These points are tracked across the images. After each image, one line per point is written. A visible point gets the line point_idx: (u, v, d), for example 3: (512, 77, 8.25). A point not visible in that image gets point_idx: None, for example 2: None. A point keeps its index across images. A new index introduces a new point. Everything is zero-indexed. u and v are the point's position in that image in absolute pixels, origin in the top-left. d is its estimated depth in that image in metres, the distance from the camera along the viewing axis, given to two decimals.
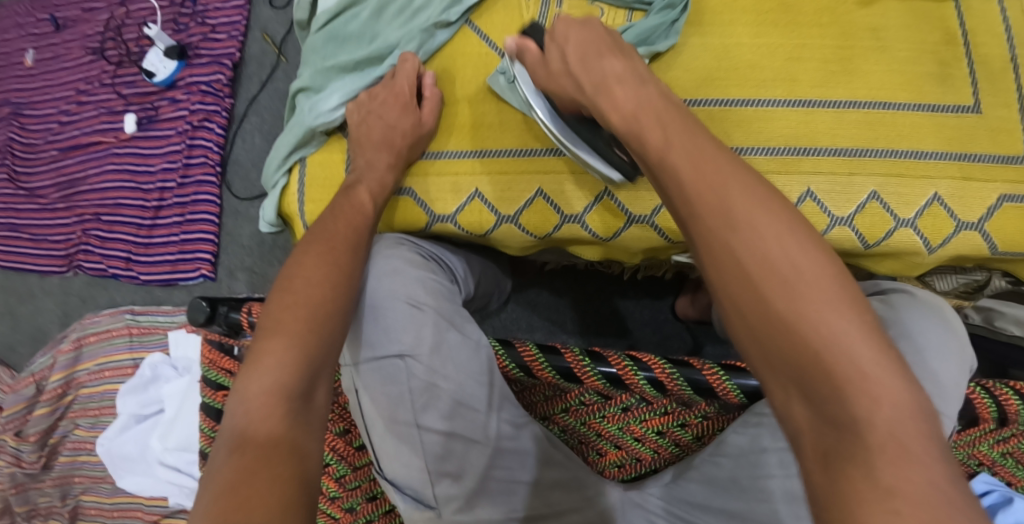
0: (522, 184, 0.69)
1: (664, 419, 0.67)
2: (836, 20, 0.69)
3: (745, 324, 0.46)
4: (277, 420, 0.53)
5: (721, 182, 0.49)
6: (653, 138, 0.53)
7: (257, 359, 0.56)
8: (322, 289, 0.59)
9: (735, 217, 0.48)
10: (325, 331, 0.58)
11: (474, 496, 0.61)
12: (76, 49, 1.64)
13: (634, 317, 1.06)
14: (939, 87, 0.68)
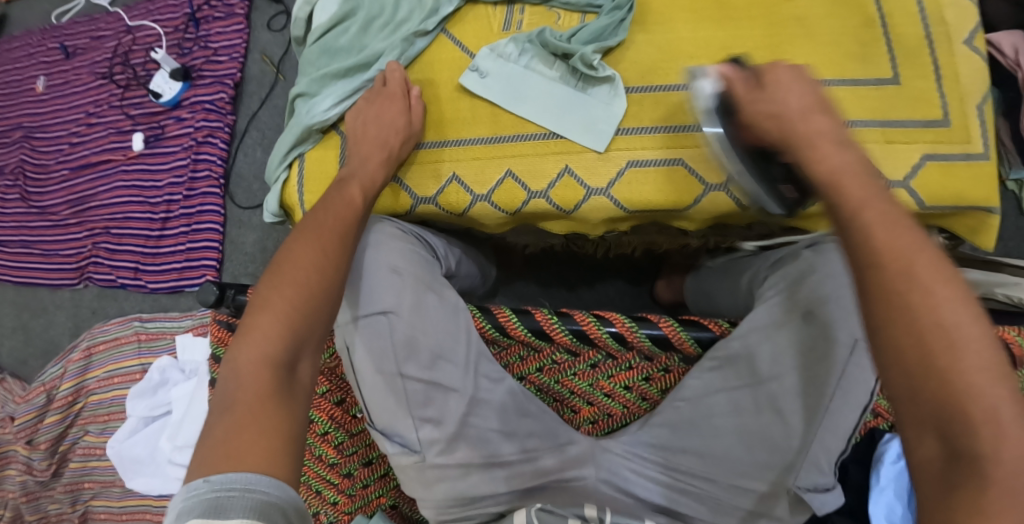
0: (493, 167, 0.78)
1: (629, 373, 0.76)
2: (765, 14, 0.79)
3: (911, 370, 0.49)
4: (263, 385, 0.59)
5: (908, 245, 0.52)
6: (853, 191, 0.55)
7: (248, 333, 0.61)
8: (308, 273, 0.65)
9: (922, 276, 0.50)
10: (308, 314, 0.63)
11: (453, 439, 0.71)
12: (86, 74, 1.75)
13: (620, 301, 1.14)
14: (861, 65, 0.77)
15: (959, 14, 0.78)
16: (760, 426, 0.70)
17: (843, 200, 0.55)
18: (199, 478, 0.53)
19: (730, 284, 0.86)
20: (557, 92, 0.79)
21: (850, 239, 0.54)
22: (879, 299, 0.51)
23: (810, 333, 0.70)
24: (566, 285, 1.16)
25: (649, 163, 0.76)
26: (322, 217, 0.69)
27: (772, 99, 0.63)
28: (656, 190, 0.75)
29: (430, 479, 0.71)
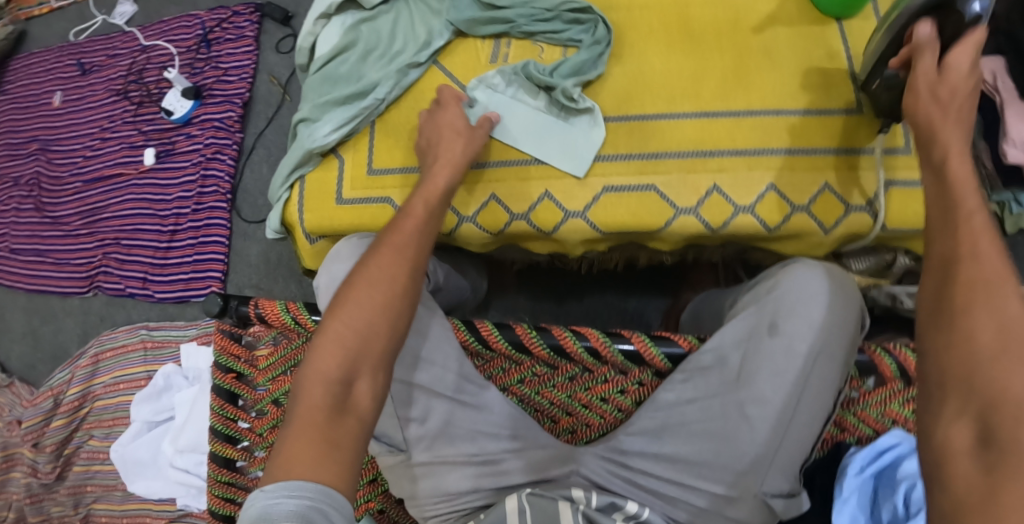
0: (478, 191, 0.84)
1: (605, 386, 0.82)
2: (733, 45, 0.83)
3: (951, 366, 0.52)
4: (322, 401, 0.62)
5: (983, 246, 0.54)
6: (967, 196, 0.57)
7: (320, 350, 0.65)
8: (375, 291, 0.67)
9: (1000, 271, 0.53)
10: (375, 338, 0.66)
11: (437, 438, 0.78)
12: (101, 91, 1.82)
13: (610, 322, 1.18)
14: (824, 95, 0.80)
15: None
16: (725, 428, 0.75)
17: (960, 197, 0.57)
18: (257, 490, 0.57)
19: (715, 306, 0.91)
20: (536, 121, 0.85)
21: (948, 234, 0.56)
22: (942, 303, 0.54)
23: (773, 347, 0.75)
24: (558, 306, 1.20)
25: (624, 188, 0.80)
26: (386, 235, 0.72)
27: (951, 87, 0.63)
28: (631, 213, 0.80)
29: (416, 475, 0.78)
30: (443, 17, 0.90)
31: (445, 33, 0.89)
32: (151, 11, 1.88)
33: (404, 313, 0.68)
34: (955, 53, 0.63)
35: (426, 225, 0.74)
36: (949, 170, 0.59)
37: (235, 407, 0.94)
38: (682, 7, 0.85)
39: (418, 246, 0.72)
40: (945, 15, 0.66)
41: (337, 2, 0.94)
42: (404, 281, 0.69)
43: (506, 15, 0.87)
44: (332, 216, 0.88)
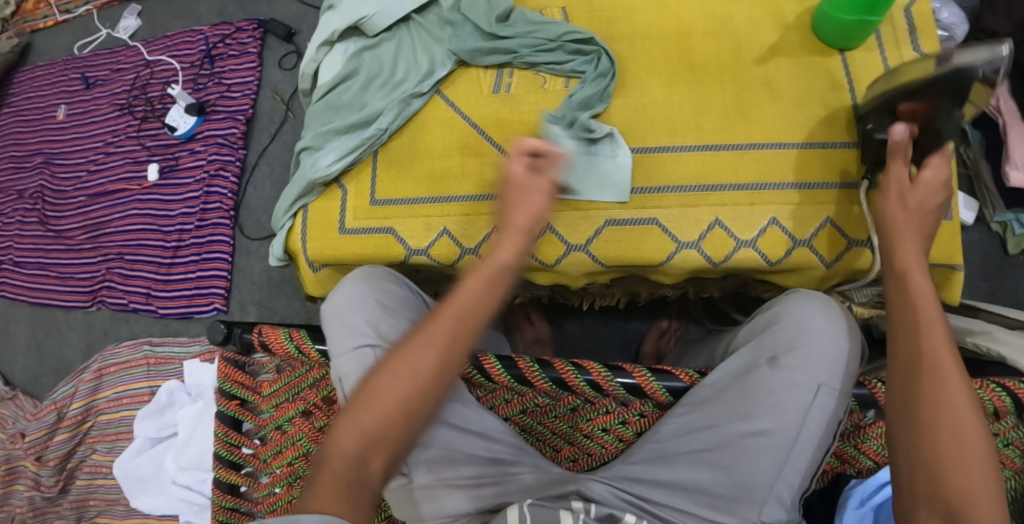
0: (481, 223, 0.85)
1: (607, 417, 0.82)
2: (736, 76, 0.84)
3: (918, 466, 0.60)
4: (340, 475, 0.62)
5: (939, 355, 0.62)
6: (926, 310, 0.65)
7: (346, 419, 0.65)
8: (414, 371, 0.66)
9: (954, 380, 0.61)
10: (396, 421, 0.65)
11: (439, 461, 0.76)
12: (106, 105, 1.83)
13: (609, 355, 1.19)
14: (826, 129, 0.82)
15: None
16: (727, 459, 0.74)
17: (916, 309, 0.65)
18: None
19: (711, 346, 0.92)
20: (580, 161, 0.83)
21: (907, 344, 0.64)
22: (909, 411, 0.62)
23: (771, 378, 0.75)
24: (554, 342, 1.20)
25: (626, 222, 0.82)
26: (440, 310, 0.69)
27: (918, 198, 0.71)
28: (633, 248, 0.81)
29: (418, 499, 0.76)
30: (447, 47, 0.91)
31: (450, 62, 0.90)
32: (154, 25, 1.88)
33: (428, 400, 0.66)
34: (931, 168, 0.72)
35: (482, 303, 0.69)
36: (910, 282, 0.67)
37: (239, 433, 0.94)
38: (684, 38, 0.87)
39: (460, 334, 0.67)
40: (925, 124, 0.74)
41: (339, 29, 0.94)
42: (432, 370, 0.66)
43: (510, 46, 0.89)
44: (335, 246, 0.89)
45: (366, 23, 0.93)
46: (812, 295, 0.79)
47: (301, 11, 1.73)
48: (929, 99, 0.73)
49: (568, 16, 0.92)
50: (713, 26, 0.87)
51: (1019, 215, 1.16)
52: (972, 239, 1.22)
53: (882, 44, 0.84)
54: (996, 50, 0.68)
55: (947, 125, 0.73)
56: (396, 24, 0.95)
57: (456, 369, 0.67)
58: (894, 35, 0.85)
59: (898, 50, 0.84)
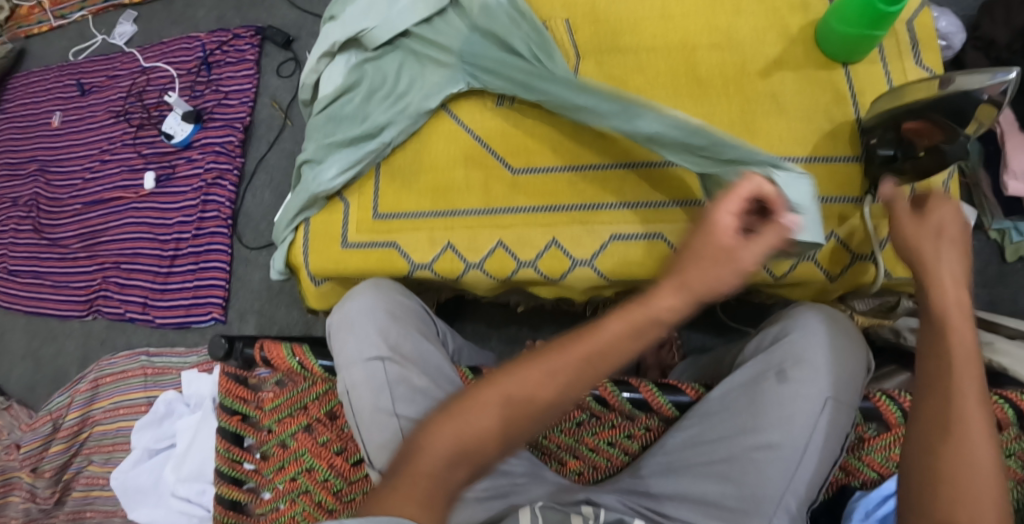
0: (484, 238, 0.85)
1: (612, 431, 0.82)
2: (741, 90, 0.87)
3: (927, 489, 0.61)
4: (421, 481, 0.60)
5: (966, 394, 0.62)
6: (959, 359, 0.64)
7: (439, 423, 0.64)
8: (530, 394, 0.64)
9: (975, 413, 0.62)
10: (494, 438, 0.63)
11: None
12: (101, 112, 1.81)
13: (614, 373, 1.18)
14: (830, 142, 0.84)
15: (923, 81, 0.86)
16: (736, 471, 0.73)
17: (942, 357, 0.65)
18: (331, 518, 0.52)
19: (718, 361, 0.92)
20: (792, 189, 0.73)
21: (933, 387, 0.64)
22: (930, 451, 0.62)
23: (780, 391, 0.74)
24: None
25: (630, 237, 0.81)
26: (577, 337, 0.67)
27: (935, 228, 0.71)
28: (638, 263, 0.81)
29: None
30: (448, 64, 0.91)
31: (461, 82, 0.90)
32: (151, 32, 1.87)
33: (528, 428, 0.64)
34: (937, 203, 0.71)
35: (628, 345, 0.65)
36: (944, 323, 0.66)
37: (240, 449, 0.94)
38: (689, 51, 0.90)
39: (583, 372, 0.65)
40: (932, 146, 0.77)
41: (340, 41, 0.94)
42: (551, 396, 0.64)
43: (504, 63, 0.87)
44: (338, 260, 0.89)
45: (366, 35, 0.93)
46: (828, 313, 0.78)
47: (298, 17, 1.71)
48: (933, 120, 0.76)
49: (571, 28, 0.95)
50: (718, 38, 0.90)
51: (1017, 223, 1.16)
52: (970, 247, 1.22)
53: (886, 56, 0.87)
54: (995, 73, 0.71)
55: (954, 148, 0.75)
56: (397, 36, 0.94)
57: (581, 393, 0.65)
58: (897, 47, 0.87)
59: (901, 63, 0.87)
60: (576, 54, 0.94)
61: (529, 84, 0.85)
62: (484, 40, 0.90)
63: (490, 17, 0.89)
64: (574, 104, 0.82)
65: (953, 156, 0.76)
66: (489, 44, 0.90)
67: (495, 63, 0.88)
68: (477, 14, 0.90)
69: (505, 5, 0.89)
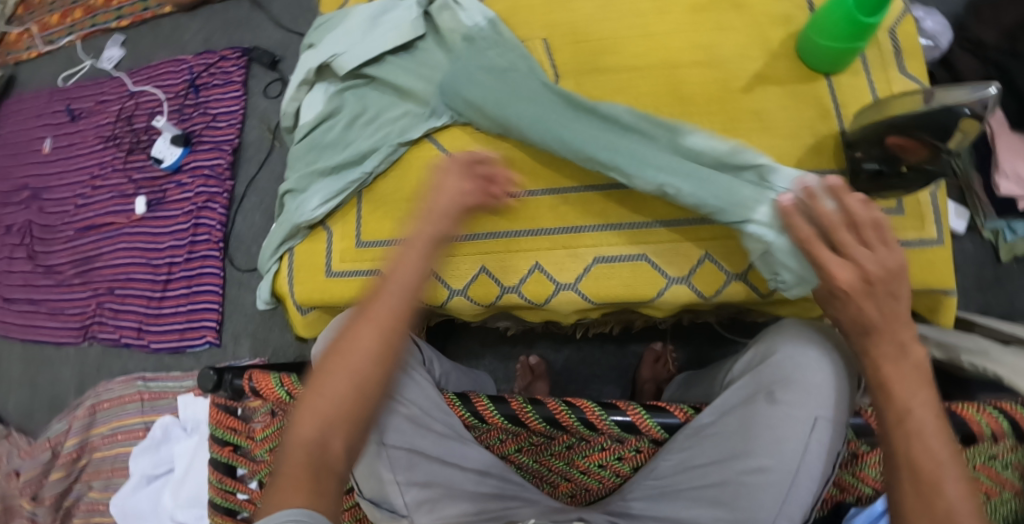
0: (468, 264, 0.89)
1: (602, 453, 0.80)
2: (724, 107, 0.89)
3: (902, 468, 0.65)
4: (301, 464, 0.62)
5: (889, 366, 0.68)
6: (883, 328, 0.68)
7: (302, 412, 0.65)
8: (368, 354, 0.67)
9: (912, 386, 0.67)
10: (356, 400, 0.66)
11: (440, 500, 0.75)
12: (90, 137, 1.79)
13: (608, 390, 1.18)
14: (815, 158, 0.87)
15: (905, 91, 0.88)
16: (726, 495, 0.73)
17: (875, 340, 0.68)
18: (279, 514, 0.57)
19: (709, 378, 0.91)
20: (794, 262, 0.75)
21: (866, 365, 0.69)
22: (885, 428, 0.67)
23: (769, 413, 0.74)
24: (552, 376, 1.19)
25: (615, 259, 0.86)
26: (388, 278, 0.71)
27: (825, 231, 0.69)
28: (624, 285, 0.85)
29: None
30: (423, 99, 0.93)
31: (442, 116, 0.92)
32: (139, 55, 1.85)
33: (380, 382, 0.67)
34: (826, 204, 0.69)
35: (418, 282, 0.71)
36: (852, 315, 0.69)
37: (233, 479, 0.93)
38: (671, 68, 0.92)
39: (400, 315, 0.69)
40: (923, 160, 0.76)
41: (314, 68, 0.96)
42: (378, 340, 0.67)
43: (481, 98, 0.88)
44: (323, 288, 0.92)
45: (336, 61, 0.95)
46: (813, 329, 0.78)
47: (285, 37, 1.71)
48: (917, 138, 0.75)
49: (550, 49, 0.96)
50: (698, 55, 0.91)
51: (1010, 223, 1.15)
52: (964, 248, 1.21)
53: (870, 67, 0.89)
54: (984, 91, 0.70)
55: (937, 165, 0.76)
56: (369, 61, 0.96)
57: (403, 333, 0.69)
58: (880, 57, 0.89)
59: (885, 73, 0.88)
60: (555, 72, 0.95)
61: (507, 121, 0.87)
62: (459, 72, 0.91)
63: (469, 45, 0.93)
64: (572, 135, 0.84)
65: (939, 172, 0.76)
66: (459, 78, 0.90)
67: (477, 96, 0.89)
68: (457, 42, 0.93)
69: (485, 28, 0.93)
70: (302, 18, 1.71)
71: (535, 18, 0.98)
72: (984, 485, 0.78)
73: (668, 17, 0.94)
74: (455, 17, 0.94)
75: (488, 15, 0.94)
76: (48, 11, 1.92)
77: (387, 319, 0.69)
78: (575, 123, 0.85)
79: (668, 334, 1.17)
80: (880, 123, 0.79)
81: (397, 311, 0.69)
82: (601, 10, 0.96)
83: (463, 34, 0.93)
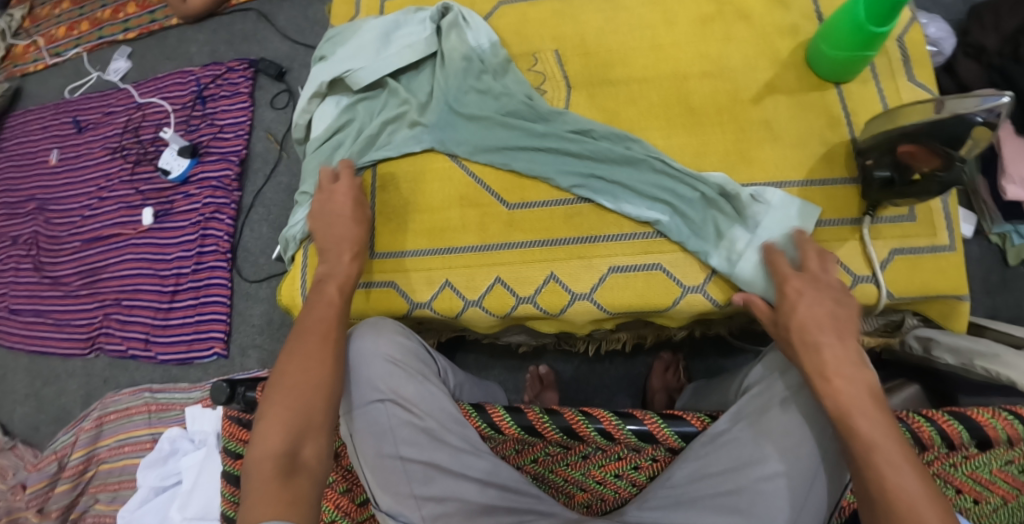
0: (482, 275, 0.89)
1: (618, 463, 0.80)
2: (733, 117, 0.90)
3: (871, 493, 0.64)
4: (270, 474, 0.70)
5: (843, 399, 0.68)
6: (829, 356, 0.70)
7: (265, 425, 0.73)
8: (320, 368, 0.76)
9: (871, 412, 0.66)
10: (314, 411, 0.74)
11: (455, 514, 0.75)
12: (97, 148, 1.79)
13: (617, 401, 1.18)
14: (826, 166, 0.87)
15: (914, 99, 0.88)
16: (742, 503, 0.72)
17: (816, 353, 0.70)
18: None
19: (722, 386, 0.91)
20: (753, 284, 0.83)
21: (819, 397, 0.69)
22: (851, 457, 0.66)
23: (783, 418, 0.74)
24: (560, 387, 1.19)
25: (629, 269, 0.86)
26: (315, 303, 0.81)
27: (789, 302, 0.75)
28: (638, 293, 0.86)
29: None
30: (418, 118, 0.95)
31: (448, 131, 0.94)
32: (145, 67, 1.86)
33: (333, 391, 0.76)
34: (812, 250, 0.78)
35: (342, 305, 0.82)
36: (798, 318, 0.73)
37: None
38: (679, 80, 0.92)
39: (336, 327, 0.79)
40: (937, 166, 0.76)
41: (327, 81, 0.97)
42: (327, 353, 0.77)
43: (478, 124, 0.93)
44: None
45: (350, 76, 0.96)
46: None
47: (291, 49, 1.72)
48: (927, 145, 0.76)
49: (561, 59, 0.96)
50: (707, 65, 0.92)
51: (1018, 227, 1.14)
52: (972, 253, 1.21)
53: (878, 75, 0.89)
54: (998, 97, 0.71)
55: (950, 174, 0.75)
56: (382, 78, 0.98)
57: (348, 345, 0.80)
58: (890, 66, 0.89)
59: (894, 81, 0.89)
60: (567, 83, 0.95)
61: (505, 146, 0.92)
62: (455, 94, 0.95)
63: (471, 66, 0.95)
64: (562, 166, 0.90)
65: (950, 181, 0.76)
66: (458, 106, 0.94)
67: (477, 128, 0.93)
68: (456, 61, 0.95)
69: (489, 49, 0.96)
70: (308, 31, 1.73)
71: (545, 30, 0.98)
72: (1000, 490, 0.76)
73: (675, 27, 0.94)
74: (462, 37, 0.96)
75: (492, 39, 0.97)
76: (55, 23, 1.94)
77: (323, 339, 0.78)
78: (567, 146, 0.90)
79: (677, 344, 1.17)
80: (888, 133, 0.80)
81: (328, 328, 0.79)
82: (610, 23, 0.96)
83: (465, 53, 0.95)
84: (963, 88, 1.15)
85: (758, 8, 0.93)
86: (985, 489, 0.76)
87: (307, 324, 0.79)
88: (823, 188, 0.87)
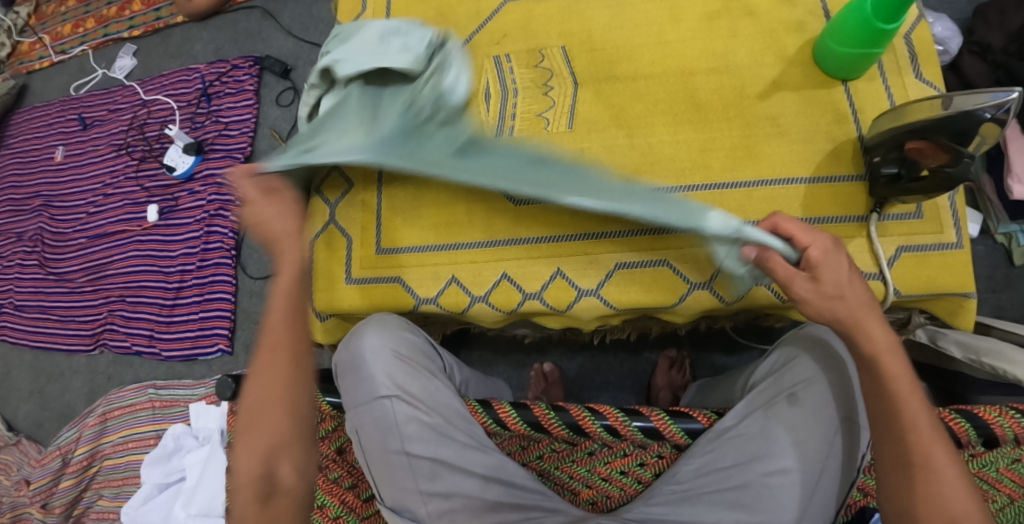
0: (489, 271, 0.89)
1: (625, 460, 0.80)
2: (740, 114, 0.90)
3: (908, 454, 0.67)
4: (248, 500, 0.71)
5: (890, 365, 0.68)
6: (870, 328, 0.69)
7: (240, 450, 0.73)
8: (279, 392, 0.74)
9: (905, 377, 0.68)
10: (280, 434, 0.73)
11: (462, 509, 0.75)
12: (102, 145, 1.79)
13: (621, 397, 1.18)
14: (833, 163, 0.87)
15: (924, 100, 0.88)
16: (748, 498, 0.72)
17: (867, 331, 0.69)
18: None
19: (728, 383, 0.91)
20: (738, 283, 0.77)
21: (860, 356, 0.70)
22: (885, 420, 0.68)
23: (791, 416, 0.74)
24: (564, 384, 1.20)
25: (636, 265, 0.86)
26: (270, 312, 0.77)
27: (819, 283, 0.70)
28: (644, 290, 0.86)
29: None
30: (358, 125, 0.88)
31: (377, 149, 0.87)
32: (150, 65, 1.86)
33: (297, 408, 0.74)
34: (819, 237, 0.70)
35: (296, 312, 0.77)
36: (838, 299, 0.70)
37: None
38: (686, 76, 0.92)
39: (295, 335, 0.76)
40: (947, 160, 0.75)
41: (322, 71, 0.96)
42: (286, 370, 0.75)
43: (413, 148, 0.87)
44: (343, 297, 0.93)
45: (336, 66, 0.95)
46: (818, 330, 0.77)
47: (296, 47, 1.72)
48: (935, 141, 0.75)
49: (568, 56, 0.97)
50: (714, 62, 0.92)
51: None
52: (978, 252, 1.20)
53: (886, 72, 0.89)
54: (1005, 94, 0.71)
55: (958, 170, 0.75)
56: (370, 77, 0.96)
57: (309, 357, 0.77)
58: (896, 62, 0.89)
59: (901, 78, 0.89)
60: (574, 79, 0.95)
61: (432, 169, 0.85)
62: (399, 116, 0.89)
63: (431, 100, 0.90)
64: (495, 181, 0.77)
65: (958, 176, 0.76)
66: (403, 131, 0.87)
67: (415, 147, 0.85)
68: (422, 94, 0.91)
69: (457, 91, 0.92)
70: (312, 28, 1.72)
71: (551, 27, 0.98)
72: (1006, 488, 0.76)
73: (682, 24, 0.94)
74: (439, 79, 0.92)
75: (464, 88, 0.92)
76: (60, 20, 1.94)
77: (275, 362, 0.75)
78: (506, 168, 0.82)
79: (682, 341, 1.17)
80: (896, 128, 0.79)
81: (282, 343, 0.75)
82: (616, 19, 0.96)
83: (432, 92, 0.91)
84: (969, 86, 1.15)
85: (765, 5, 0.93)
86: (992, 488, 0.76)
87: (261, 343, 0.75)
88: (830, 185, 0.87)
